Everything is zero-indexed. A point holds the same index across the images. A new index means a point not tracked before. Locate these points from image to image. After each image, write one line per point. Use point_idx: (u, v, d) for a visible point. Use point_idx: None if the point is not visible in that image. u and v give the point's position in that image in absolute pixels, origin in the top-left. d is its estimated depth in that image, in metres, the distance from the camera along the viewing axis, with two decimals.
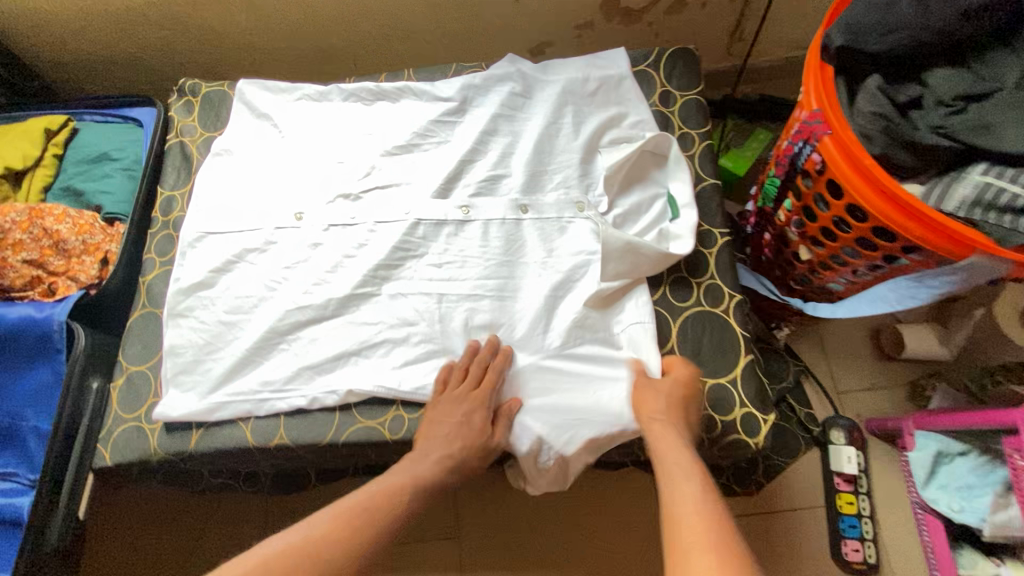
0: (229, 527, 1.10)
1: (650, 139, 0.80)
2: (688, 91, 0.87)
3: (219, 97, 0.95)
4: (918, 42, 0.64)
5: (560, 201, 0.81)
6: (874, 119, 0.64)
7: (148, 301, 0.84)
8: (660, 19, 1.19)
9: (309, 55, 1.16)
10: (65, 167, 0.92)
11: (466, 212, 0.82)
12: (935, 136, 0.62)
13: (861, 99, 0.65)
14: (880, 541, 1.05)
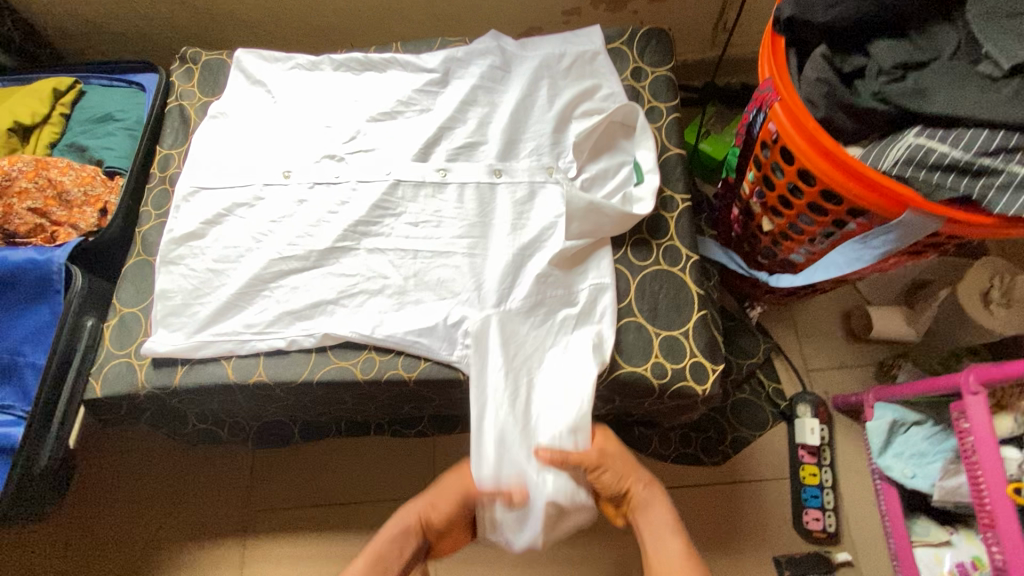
0: (217, 477, 1.16)
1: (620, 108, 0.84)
2: (659, 68, 0.92)
3: (217, 65, 1.01)
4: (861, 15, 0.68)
5: (532, 167, 0.86)
6: (817, 85, 0.68)
7: (143, 249, 0.90)
8: (645, 7, 1.24)
9: (308, 33, 1.21)
10: (71, 126, 0.98)
11: (443, 175, 0.87)
12: (874, 101, 0.67)
13: (808, 67, 0.70)
14: (840, 511, 1.09)
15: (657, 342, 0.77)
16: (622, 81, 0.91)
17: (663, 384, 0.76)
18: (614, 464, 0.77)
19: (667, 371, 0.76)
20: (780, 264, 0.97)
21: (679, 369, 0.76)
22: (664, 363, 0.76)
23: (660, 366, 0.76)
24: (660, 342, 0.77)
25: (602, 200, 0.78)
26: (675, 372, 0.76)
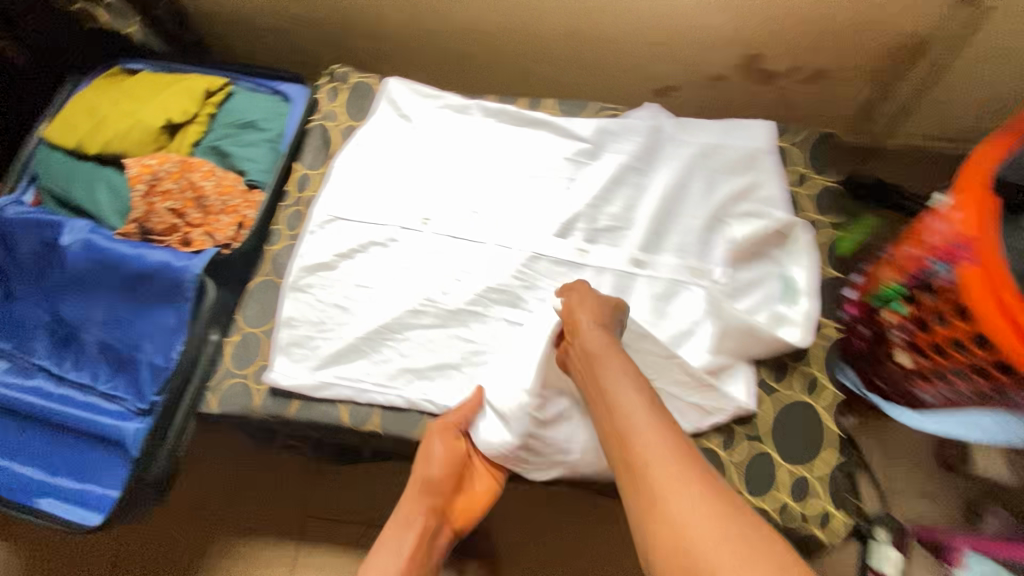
0: (282, 481, 1.18)
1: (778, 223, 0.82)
2: (818, 176, 0.89)
3: (366, 89, 1.00)
4: None
5: (676, 263, 0.83)
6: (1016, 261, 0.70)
7: (272, 269, 0.90)
8: (793, 86, 1.19)
9: (446, 55, 1.21)
10: (214, 128, 0.98)
11: (583, 254, 0.85)
12: None
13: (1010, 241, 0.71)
14: None
15: (785, 478, 0.74)
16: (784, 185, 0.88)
17: (786, 524, 0.73)
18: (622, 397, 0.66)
19: (793, 513, 0.72)
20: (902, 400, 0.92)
21: (807, 513, 0.72)
22: (791, 504, 0.73)
23: (786, 505, 0.73)
24: (788, 479, 0.74)
25: (754, 322, 0.76)
26: (802, 516, 0.72)
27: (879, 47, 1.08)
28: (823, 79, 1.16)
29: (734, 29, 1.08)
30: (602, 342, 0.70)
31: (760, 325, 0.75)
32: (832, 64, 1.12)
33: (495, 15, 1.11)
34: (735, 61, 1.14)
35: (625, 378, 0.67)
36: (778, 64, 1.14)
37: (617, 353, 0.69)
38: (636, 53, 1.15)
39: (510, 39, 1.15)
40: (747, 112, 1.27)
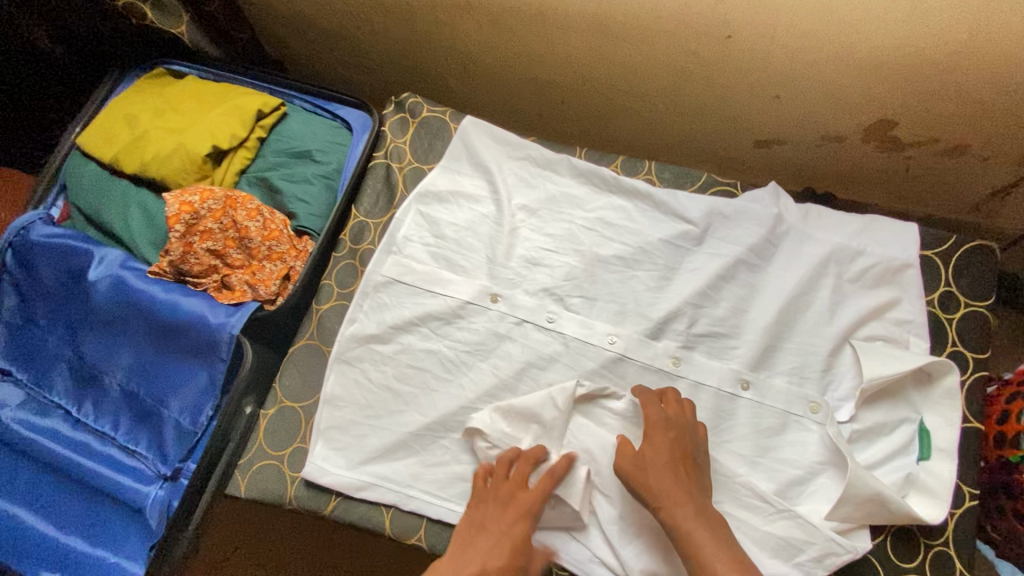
0: None
1: (927, 361, 0.67)
2: (975, 300, 0.73)
3: (437, 126, 0.87)
4: None
5: (790, 391, 0.70)
6: None
7: (316, 332, 0.80)
8: (923, 158, 1.02)
9: (524, 78, 1.07)
10: (263, 154, 0.87)
11: (676, 364, 0.73)
12: None
13: None
14: None
15: None
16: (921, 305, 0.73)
17: None
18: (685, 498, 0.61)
19: None
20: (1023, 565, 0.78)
21: None
22: None
23: None
24: None
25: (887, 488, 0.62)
26: None
27: None
28: (963, 155, 0.99)
29: (872, 91, 0.91)
30: (659, 453, 0.64)
31: (895, 493, 0.62)
32: (979, 142, 0.95)
33: (588, 44, 0.96)
34: (862, 124, 0.98)
35: (665, 473, 0.62)
36: (912, 133, 0.97)
37: (686, 470, 0.63)
38: (746, 103, 0.99)
39: (602, 70, 1.00)
40: (859, 177, 1.11)
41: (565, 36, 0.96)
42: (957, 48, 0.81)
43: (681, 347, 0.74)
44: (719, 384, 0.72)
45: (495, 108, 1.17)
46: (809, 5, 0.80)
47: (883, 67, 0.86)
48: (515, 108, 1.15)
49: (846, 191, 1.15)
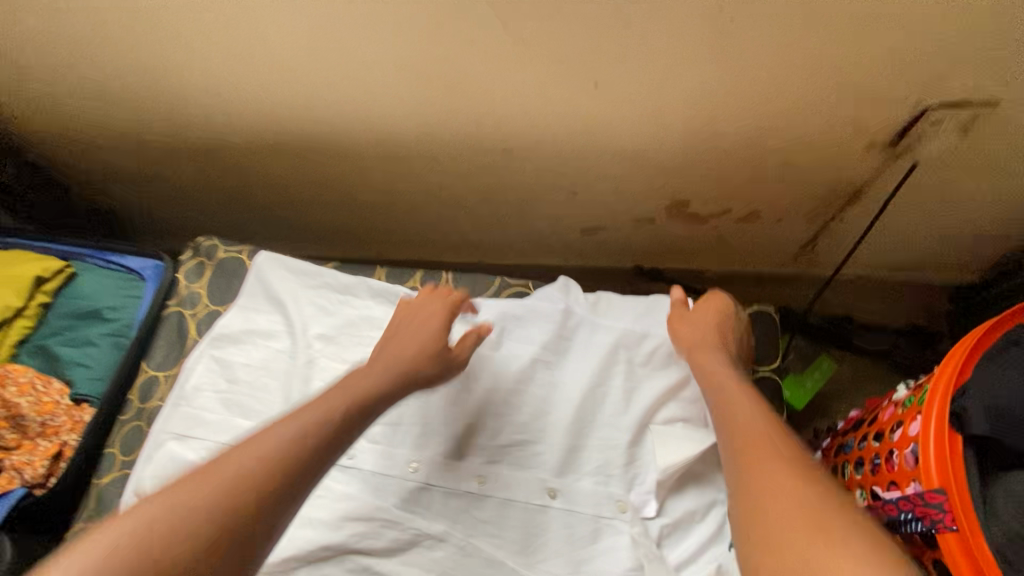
0: None
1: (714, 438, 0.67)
2: (766, 363, 0.77)
3: (233, 266, 0.86)
4: None
5: (596, 493, 0.68)
6: (1010, 541, 0.50)
7: (94, 512, 0.70)
8: (728, 225, 1.09)
9: (346, 200, 1.09)
10: (48, 319, 0.83)
11: (482, 483, 0.69)
12: None
13: (999, 507, 0.51)
14: None
15: None
16: None
17: None
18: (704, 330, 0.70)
19: None
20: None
21: None
22: None
23: None
24: None
25: None
26: None
27: (816, 194, 0.98)
28: (759, 219, 1.07)
29: (658, 177, 0.98)
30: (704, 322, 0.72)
31: None
32: (765, 207, 1.03)
33: (392, 166, 0.99)
34: (663, 204, 1.05)
35: (720, 357, 0.66)
36: (707, 207, 1.05)
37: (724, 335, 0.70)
38: (556, 201, 1.05)
39: (415, 187, 1.04)
40: (683, 246, 1.17)
41: (369, 162, 0.99)
42: (706, 137, 0.87)
43: (485, 462, 0.70)
44: (527, 496, 0.68)
45: (330, 229, 1.18)
46: (568, 118, 0.86)
47: (656, 158, 0.93)
48: (348, 227, 1.17)
49: (677, 261, 1.21)
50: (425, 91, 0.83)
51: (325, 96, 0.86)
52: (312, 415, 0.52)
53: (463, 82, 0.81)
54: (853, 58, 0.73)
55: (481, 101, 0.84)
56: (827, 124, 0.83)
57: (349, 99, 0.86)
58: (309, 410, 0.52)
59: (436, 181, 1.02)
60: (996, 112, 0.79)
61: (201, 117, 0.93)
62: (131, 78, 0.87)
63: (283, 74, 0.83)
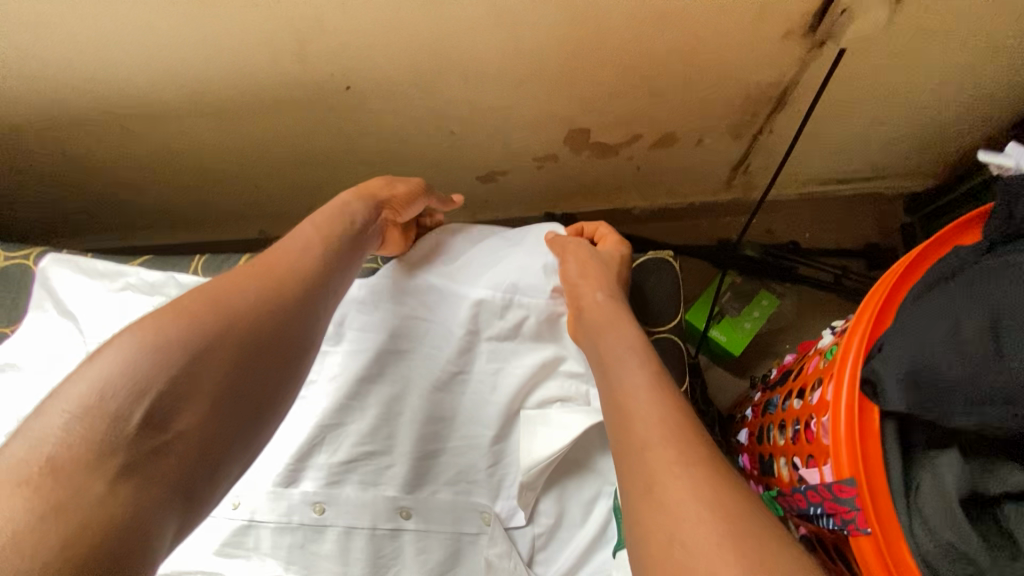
0: None
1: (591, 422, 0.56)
2: (660, 325, 0.68)
3: (19, 274, 0.69)
4: None
5: (456, 506, 0.56)
6: (945, 553, 0.37)
7: None
8: (642, 154, 0.92)
9: (188, 174, 0.91)
10: None
11: (321, 511, 0.56)
12: None
13: (929, 505, 0.39)
14: None
15: None
16: None
17: None
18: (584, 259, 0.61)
19: None
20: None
21: None
22: None
23: None
24: None
25: None
26: None
27: (734, 105, 0.82)
28: (675, 142, 0.90)
29: (543, 105, 0.80)
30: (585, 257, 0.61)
31: None
32: (679, 127, 0.86)
33: (219, 127, 0.81)
34: (561, 137, 0.87)
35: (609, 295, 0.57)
36: (613, 135, 0.88)
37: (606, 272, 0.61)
38: (434, 147, 0.88)
39: (258, 150, 0.86)
40: (598, 184, 1.01)
41: (189, 125, 0.80)
42: (583, 45, 0.70)
43: (322, 487, 0.57)
44: (374, 518, 0.55)
45: (184, 209, 1.00)
46: (404, 39, 0.67)
47: (532, 82, 0.75)
48: (204, 205, 0.99)
49: (595, 202, 1.05)
50: (209, 26, 0.64)
51: (88, 47, 0.67)
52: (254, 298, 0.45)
53: (251, 8, 0.62)
54: None
55: (286, 31, 0.65)
56: (727, 9, 0.65)
57: (120, 47, 0.67)
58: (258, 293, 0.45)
59: (283, 139, 0.84)
60: None
61: None
62: None
63: (19, 24, 0.63)
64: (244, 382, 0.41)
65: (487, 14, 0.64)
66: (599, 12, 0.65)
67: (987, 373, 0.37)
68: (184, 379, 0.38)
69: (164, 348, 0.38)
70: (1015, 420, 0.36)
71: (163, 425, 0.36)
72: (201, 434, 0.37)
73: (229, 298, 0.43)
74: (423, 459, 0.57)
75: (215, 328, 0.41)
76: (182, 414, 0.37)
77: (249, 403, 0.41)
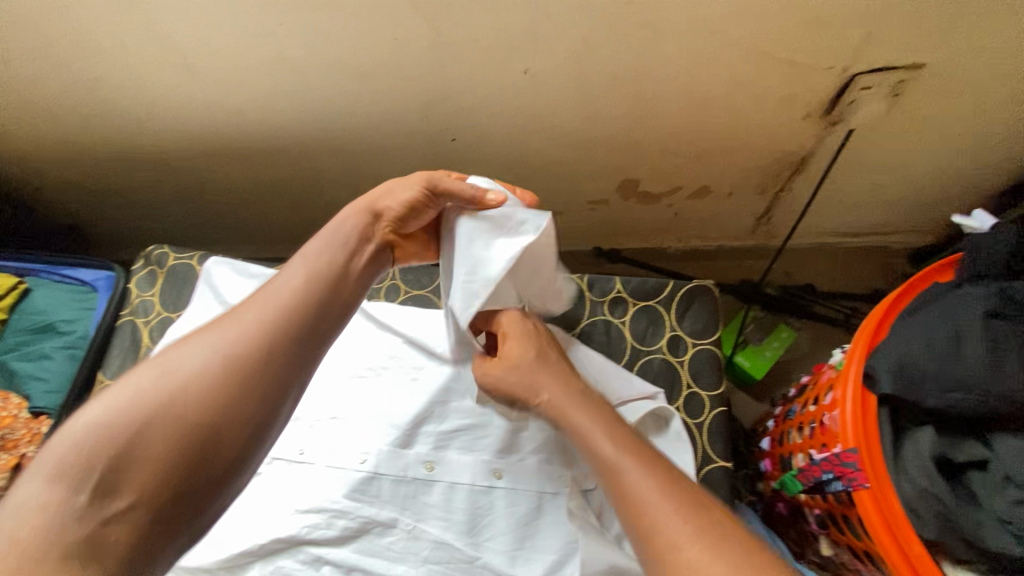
0: None
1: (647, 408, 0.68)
2: (704, 338, 0.76)
3: (185, 273, 0.87)
4: (989, 410, 0.52)
5: (540, 470, 0.70)
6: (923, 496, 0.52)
7: None
8: (681, 202, 1.09)
9: (301, 200, 1.10)
10: (4, 336, 0.84)
11: (430, 468, 0.70)
12: (1002, 534, 0.50)
13: (911, 464, 0.53)
14: None
15: None
16: (652, 356, 0.75)
17: None
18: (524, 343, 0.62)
19: None
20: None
21: None
22: None
23: None
24: None
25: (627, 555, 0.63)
26: None
27: (763, 167, 0.99)
28: (711, 194, 1.07)
29: (603, 160, 0.98)
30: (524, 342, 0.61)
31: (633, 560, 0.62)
32: (713, 181, 1.03)
33: (341, 163, 0.99)
34: (614, 185, 1.05)
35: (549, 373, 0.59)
36: (657, 185, 1.05)
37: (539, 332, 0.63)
38: (508, 189, 1.06)
39: (367, 183, 1.04)
40: (641, 227, 1.18)
41: (318, 159, 0.99)
42: (641, 115, 0.88)
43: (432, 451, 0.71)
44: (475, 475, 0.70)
45: (292, 228, 1.19)
46: (501, 106, 0.86)
47: (597, 141, 0.93)
48: (310, 224, 1.17)
49: (637, 240, 1.21)
50: (359, 88, 0.83)
51: (262, 99, 0.86)
52: (228, 344, 0.47)
53: (395, 78, 0.81)
54: (777, 31, 0.72)
55: (417, 95, 0.83)
56: (757, 96, 0.83)
57: (286, 99, 0.86)
58: (226, 340, 0.47)
59: (387, 178, 1.03)
60: (924, 75, 0.79)
61: (143, 125, 0.93)
62: (67, 94, 0.87)
63: (217, 80, 0.83)
64: (211, 442, 0.43)
65: (573, 90, 0.82)
66: (660, 94, 0.83)
67: (950, 367, 0.52)
68: (124, 455, 0.41)
69: (114, 427, 0.42)
70: (971, 402, 0.51)
71: (107, 499, 0.40)
72: (148, 502, 0.40)
73: (185, 359, 0.46)
74: (512, 435, 0.72)
75: (158, 403, 0.43)
76: (130, 485, 0.40)
77: (215, 461, 0.43)
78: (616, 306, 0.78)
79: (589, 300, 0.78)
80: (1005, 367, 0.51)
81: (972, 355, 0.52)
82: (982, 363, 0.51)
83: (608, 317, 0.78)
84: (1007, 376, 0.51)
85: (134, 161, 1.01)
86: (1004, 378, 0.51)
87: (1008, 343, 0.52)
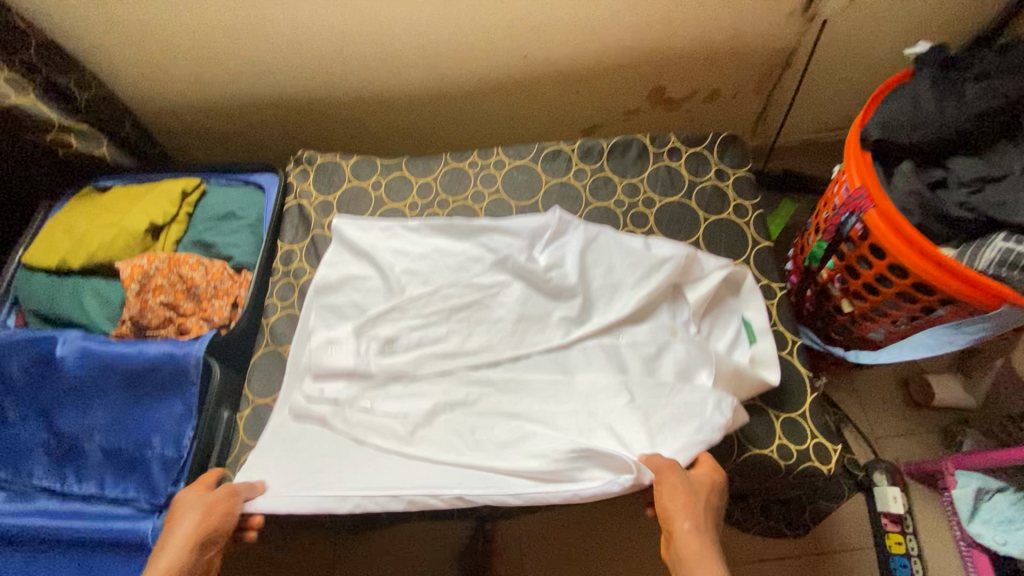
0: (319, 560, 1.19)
1: (723, 274, 0.87)
2: (739, 169, 1.03)
3: (332, 166, 1.10)
4: (943, 137, 0.81)
5: (653, 329, 0.89)
6: (910, 196, 0.80)
7: (272, 340, 0.96)
8: (697, 106, 1.38)
9: (392, 127, 1.35)
10: (193, 223, 1.05)
11: (543, 324, 0.91)
12: (963, 210, 0.78)
13: (898, 179, 0.82)
14: (924, 560, 1.14)
15: (778, 424, 0.83)
16: (706, 183, 1.02)
17: (789, 465, 0.81)
18: (670, 471, 0.71)
19: (792, 452, 0.81)
20: (862, 344, 1.05)
21: (805, 450, 0.81)
22: (790, 445, 0.82)
23: (785, 447, 0.82)
24: (782, 424, 0.83)
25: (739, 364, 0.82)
26: (801, 453, 0.81)
27: (760, 65, 1.28)
28: (720, 96, 1.36)
29: (637, 69, 1.26)
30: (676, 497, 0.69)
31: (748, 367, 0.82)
32: (723, 85, 1.32)
33: (432, 89, 1.25)
34: (646, 94, 1.33)
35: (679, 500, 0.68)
36: (679, 92, 1.33)
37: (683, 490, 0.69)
38: (561, 104, 1.33)
39: (449, 106, 1.30)
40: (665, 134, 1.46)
41: (414, 86, 1.24)
42: (670, 23, 1.16)
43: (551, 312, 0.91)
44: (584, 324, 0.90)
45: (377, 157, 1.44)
46: (565, 22, 1.13)
47: (634, 51, 1.21)
48: (392, 152, 1.43)
49: None
50: (456, 15, 1.08)
51: (384, 30, 1.10)
52: None
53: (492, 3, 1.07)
54: None
55: (504, 15, 1.09)
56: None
57: (403, 30, 1.10)
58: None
59: (464, 100, 1.29)
60: None
61: (280, 64, 1.17)
62: (225, 36, 1.09)
63: (351, 16, 1.07)
64: None
65: (624, 4, 1.10)
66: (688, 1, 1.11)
67: (916, 116, 0.82)
68: None
69: None
70: (931, 134, 0.81)
71: None
72: None
73: None
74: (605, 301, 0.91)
75: None
76: None
77: None
78: (673, 153, 1.05)
79: (652, 152, 1.05)
80: (948, 108, 0.81)
81: (926, 105, 0.82)
82: (933, 108, 0.81)
83: (669, 162, 1.04)
84: (949, 111, 0.81)
85: (259, 97, 1.24)
86: (949, 114, 0.81)
87: (951, 97, 0.82)
